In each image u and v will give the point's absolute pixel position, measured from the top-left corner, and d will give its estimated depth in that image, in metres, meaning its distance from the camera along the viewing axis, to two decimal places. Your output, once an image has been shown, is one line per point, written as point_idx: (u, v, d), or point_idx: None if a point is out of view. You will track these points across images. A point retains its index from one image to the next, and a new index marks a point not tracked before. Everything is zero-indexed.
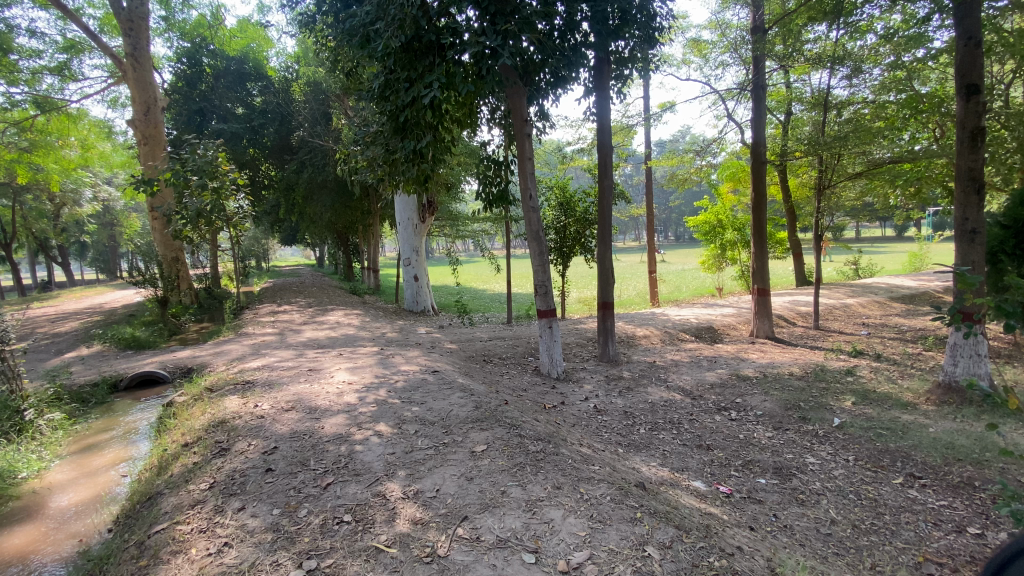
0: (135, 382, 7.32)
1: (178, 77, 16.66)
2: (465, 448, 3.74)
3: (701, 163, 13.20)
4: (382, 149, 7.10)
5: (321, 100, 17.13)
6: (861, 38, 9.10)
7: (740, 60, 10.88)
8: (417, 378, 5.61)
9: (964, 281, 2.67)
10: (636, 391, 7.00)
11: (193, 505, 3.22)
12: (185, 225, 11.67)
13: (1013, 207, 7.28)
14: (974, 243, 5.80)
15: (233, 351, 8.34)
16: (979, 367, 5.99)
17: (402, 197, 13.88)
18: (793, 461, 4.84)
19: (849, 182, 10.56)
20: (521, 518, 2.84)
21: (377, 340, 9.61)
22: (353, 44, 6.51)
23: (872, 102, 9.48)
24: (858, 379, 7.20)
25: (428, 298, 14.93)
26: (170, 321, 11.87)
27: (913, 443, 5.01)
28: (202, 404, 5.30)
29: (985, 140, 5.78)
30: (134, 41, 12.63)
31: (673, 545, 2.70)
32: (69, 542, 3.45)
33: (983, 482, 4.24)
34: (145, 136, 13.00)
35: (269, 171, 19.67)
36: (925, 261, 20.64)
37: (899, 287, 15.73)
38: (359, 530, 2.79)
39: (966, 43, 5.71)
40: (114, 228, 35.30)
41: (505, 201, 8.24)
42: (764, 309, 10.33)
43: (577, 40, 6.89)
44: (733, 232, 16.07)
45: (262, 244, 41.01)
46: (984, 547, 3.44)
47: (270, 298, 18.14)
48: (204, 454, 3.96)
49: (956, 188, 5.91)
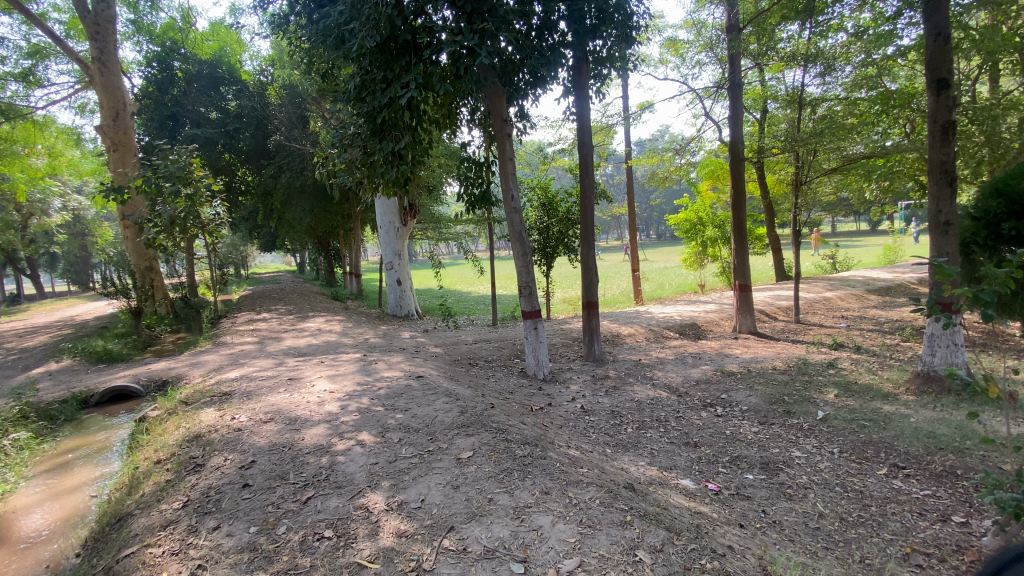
0: (107, 398, 7.05)
1: (149, 82, 16.19)
2: (451, 455, 3.65)
3: (680, 162, 13.32)
4: (360, 151, 6.97)
5: (297, 103, 16.95)
6: (833, 37, 9.24)
7: (716, 59, 11.09)
8: (401, 384, 5.48)
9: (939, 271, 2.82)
10: (622, 390, 6.98)
11: (165, 526, 3.07)
12: (159, 233, 11.33)
13: (984, 199, 7.46)
14: (948, 235, 5.92)
15: (210, 362, 8.10)
16: (956, 356, 6.06)
17: (382, 199, 13.71)
18: (780, 456, 4.85)
19: (825, 177, 10.69)
20: (509, 526, 2.76)
21: (360, 346, 9.45)
22: (328, 45, 6.38)
23: (844, 99, 9.75)
24: (840, 371, 7.30)
25: (412, 302, 14.73)
26: (145, 332, 11.50)
27: (895, 433, 5.07)
28: (176, 418, 5.10)
29: (956, 133, 5.88)
30: (101, 44, 12.21)
31: (664, 548, 2.65)
32: (35, 567, 3.27)
33: (964, 470, 4.29)
34: (114, 142, 12.58)
35: (246, 176, 19.25)
36: (899, 254, 21.16)
37: (875, 280, 16.08)
38: (341, 545, 2.69)
39: (936, 38, 5.81)
40: (85, 237, 34.21)
41: (487, 202, 8.16)
42: (746, 305, 10.42)
43: (555, 40, 6.85)
44: (713, 229, 16.24)
45: (240, 250, 40.13)
46: (969, 536, 3.47)
47: (250, 306, 17.74)
48: (178, 470, 3.80)
49: (930, 181, 6.01)
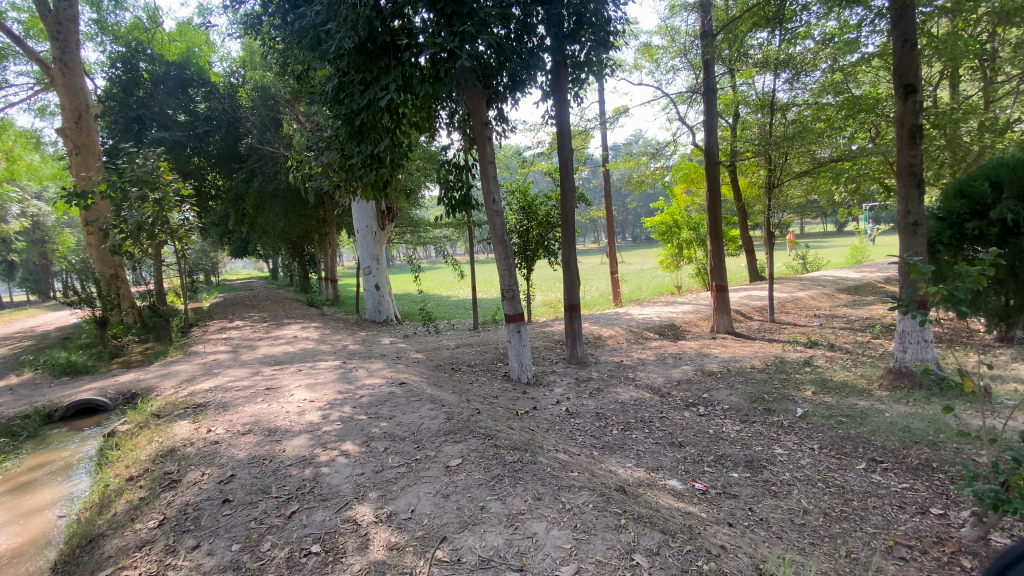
0: (73, 412, 6.72)
1: (113, 83, 15.49)
2: (440, 463, 3.58)
3: (656, 166, 13.50)
4: (338, 153, 6.84)
5: (270, 105, 16.63)
6: (801, 44, 9.52)
7: (690, 64, 11.31)
8: (383, 392, 5.37)
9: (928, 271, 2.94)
10: (606, 391, 7.00)
11: (140, 547, 2.92)
12: (125, 240, 10.92)
13: (947, 200, 7.76)
14: (916, 235, 6.14)
15: (182, 372, 7.81)
16: (926, 352, 6.26)
17: (359, 203, 13.50)
18: (762, 453, 4.92)
19: (795, 180, 10.99)
20: (503, 534, 2.71)
21: (339, 353, 9.25)
22: (304, 45, 6.25)
23: (812, 104, 10.05)
24: (816, 369, 7.47)
25: (390, 307, 14.51)
26: (111, 343, 11.04)
27: (872, 428, 5.21)
28: (148, 432, 4.89)
29: (922, 136, 6.10)
30: (63, 44, 11.71)
31: (660, 551, 2.64)
32: None
33: (940, 463, 4.42)
34: (76, 145, 12.05)
35: (216, 181, 18.73)
36: (865, 254, 21.86)
37: (844, 279, 16.55)
38: (329, 561, 2.59)
39: (903, 45, 6.03)
40: (45, 245, 32.81)
41: (468, 206, 8.10)
42: (723, 305, 10.58)
43: (534, 43, 6.83)
44: (688, 232, 16.49)
45: (210, 256, 39.02)
46: (948, 528, 3.57)
47: (221, 313, 17.22)
48: (152, 487, 3.62)
49: (898, 183, 6.23)
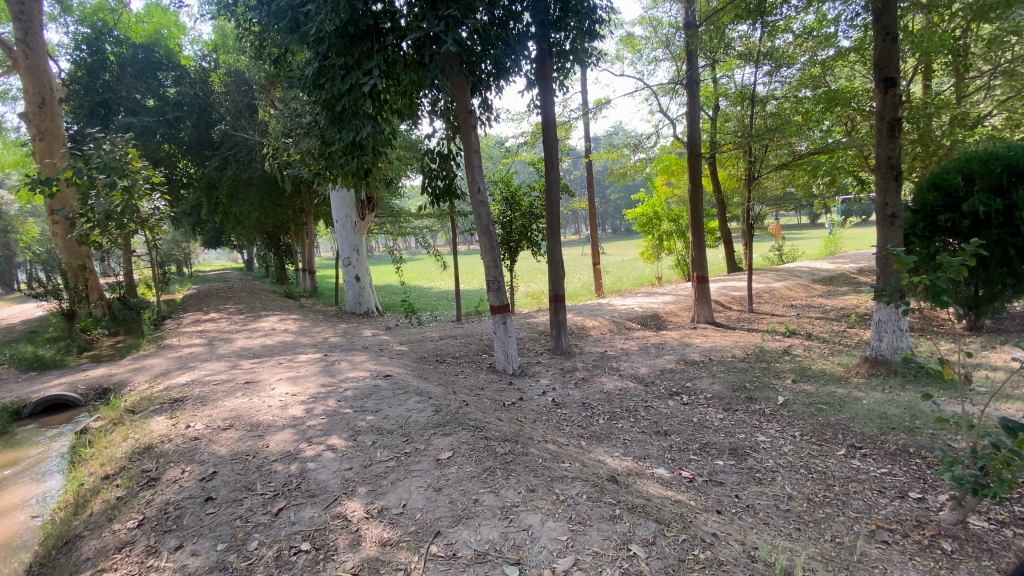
0: (42, 408, 6.47)
1: (77, 66, 14.70)
2: (430, 456, 3.53)
3: (637, 157, 13.50)
4: (317, 140, 6.67)
5: (244, 91, 16.28)
6: (781, 38, 9.61)
7: (671, 56, 11.32)
8: (368, 385, 5.28)
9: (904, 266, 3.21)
10: (590, 381, 7.04)
11: (120, 548, 2.79)
12: (93, 229, 10.49)
13: (921, 193, 7.98)
14: (894, 226, 6.27)
15: (156, 366, 7.56)
16: (901, 340, 6.43)
17: (338, 192, 13.20)
18: (746, 441, 5.00)
19: (773, 172, 11.12)
20: (498, 527, 2.69)
21: (319, 345, 9.07)
22: (282, 27, 6.01)
23: (789, 97, 10.22)
24: (795, 358, 7.63)
25: (371, 298, 14.30)
26: (80, 337, 10.64)
27: (850, 415, 5.34)
28: (124, 428, 4.71)
29: (901, 129, 6.23)
30: (26, 25, 11.17)
31: (656, 541, 2.65)
32: None
33: (917, 448, 4.55)
34: (39, 131, 11.47)
35: (188, 168, 18.11)
36: (839, 246, 22.36)
37: (819, 270, 16.93)
38: (321, 558, 2.53)
39: (884, 38, 6.13)
40: (8, 234, 31.32)
41: (452, 194, 7.98)
42: (704, 296, 10.68)
43: (519, 30, 6.69)
44: (669, 223, 16.61)
45: (183, 247, 37.87)
46: (926, 511, 3.68)
47: (195, 306, 16.72)
48: (129, 486, 3.48)
49: (877, 175, 6.35)
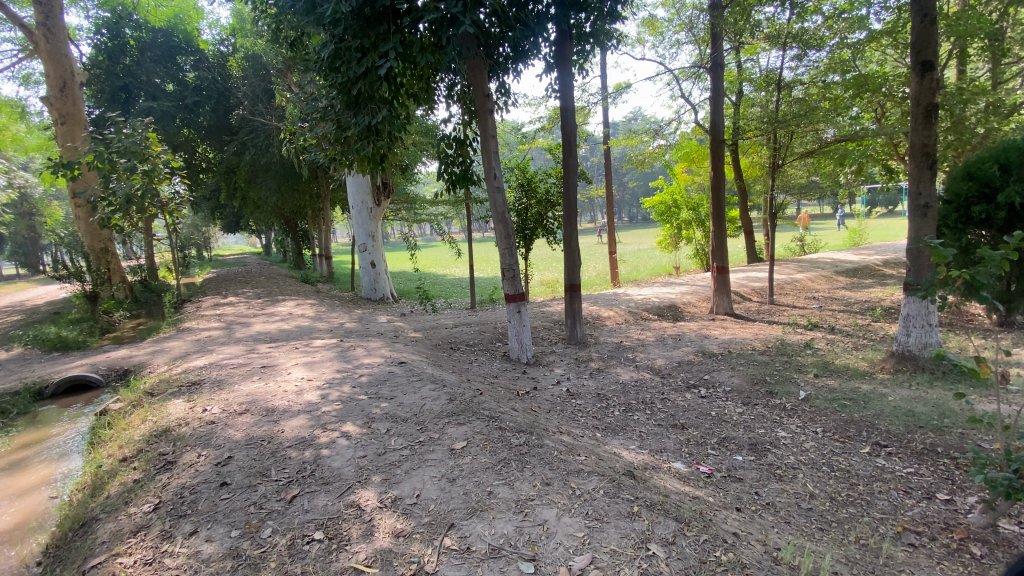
0: (64, 388, 6.60)
1: (97, 50, 14.83)
2: (444, 446, 3.49)
3: (657, 144, 13.17)
4: (333, 124, 6.61)
5: (262, 75, 16.27)
6: (809, 20, 9.23)
7: (695, 39, 10.96)
8: (383, 371, 5.28)
9: (939, 256, 3.09)
10: (605, 372, 6.95)
11: (136, 532, 2.80)
12: (114, 212, 10.61)
13: (954, 183, 7.66)
14: (927, 217, 6.00)
15: (175, 349, 7.65)
16: (929, 336, 6.21)
17: (354, 178, 13.17)
18: (766, 436, 4.88)
19: (798, 160, 10.78)
20: (513, 521, 2.63)
21: (335, 331, 9.10)
22: (298, 9, 5.90)
23: (816, 83, 9.81)
24: (817, 351, 7.43)
25: (386, 285, 14.32)
26: (102, 318, 10.83)
27: (876, 412, 5.17)
28: (142, 410, 4.76)
29: (938, 116, 5.94)
30: (46, 9, 11.26)
31: (676, 540, 2.57)
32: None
33: (945, 448, 4.39)
34: (61, 115, 11.60)
35: (207, 153, 18.26)
36: (864, 237, 21.70)
37: (843, 262, 16.46)
38: (334, 548, 2.50)
39: (923, 19, 5.82)
40: (34, 218, 32.31)
41: (468, 181, 7.86)
42: (723, 287, 10.45)
43: (538, 11, 6.49)
44: (688, 212, 16.29)
45: (203, 231, 38.54)
46: (956, 514, 3.54)
47: (214, 289, 16.95)
48: (146, 469, 3.51)
49: (911, 163, 6.08)
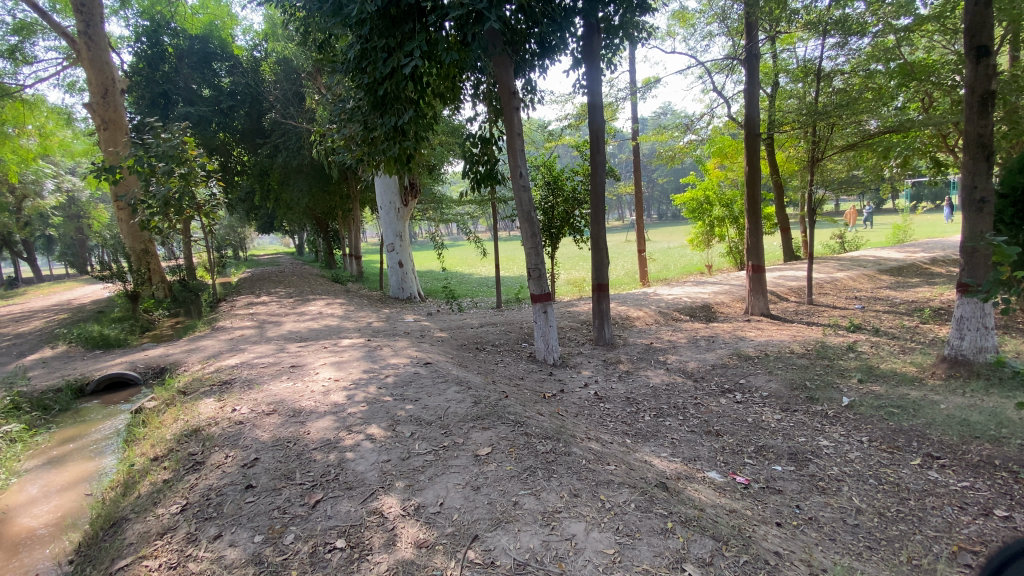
0: (104, 385, 6.84)
1: (138, 58, 15.45)
2: (468, 451, 3.41)
3: (688, 139, 12.78)
4: (360, 125, 6.55)
5: (293, 79, 16.76)
6: (850, 7, 8.77)
7: (728, 30, 10.62)
8: (408, 372, 5.23)
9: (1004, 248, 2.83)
10: (635, 375, 6.76)
11: (162, 534, 2.82)
12: (153, 214, 10.97)
13: (1012, 174, 7.14)
14: (982, 213, 5.58)
15: (209, 347, 7.82)
16: (985, 340, 5.80)
17: (382, 178, 13.26)
18: (807, 445, 4.62)
19: (838, 154, 10.27)
20: (539, 535, 2.52)
21: (363, 330, 9.18)
22: (325, 11, 5.91)
23: (858, 72, 9.39)
24: (860, 355, 7.04)
25: (414, 284, 14.39)
26: (142, 317, 11.22)
27: (927, 421, 4.83)
28: (175, 409, 4.86)
29: (995, 104, 5.53)
30: (87, 17, 11.67)
31: (713, 561, 2.42)
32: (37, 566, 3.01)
33: (1004, 461, 4.06)
34: (104, 120, 12.08)
35: (242, 156, 18.75)
36: (909, 233, 20.60)
37: (886, 259, 15.66)
38: (355, 558, 2.45)
39: (976, 2, 5.44)
40: (81, 219, 33.84)
41: (494, 179, 7.74)
42: (759, 287, 10.06)
43: (564, 5, 6.32)
44: (720, 209, 15.81)
45: (238, 231, 39.70)
46: (1017, 532, 3.26)
47: (249, 288, 17.48)
48: (175, 470, 3.54)
49: (965, 155, 5.67)
